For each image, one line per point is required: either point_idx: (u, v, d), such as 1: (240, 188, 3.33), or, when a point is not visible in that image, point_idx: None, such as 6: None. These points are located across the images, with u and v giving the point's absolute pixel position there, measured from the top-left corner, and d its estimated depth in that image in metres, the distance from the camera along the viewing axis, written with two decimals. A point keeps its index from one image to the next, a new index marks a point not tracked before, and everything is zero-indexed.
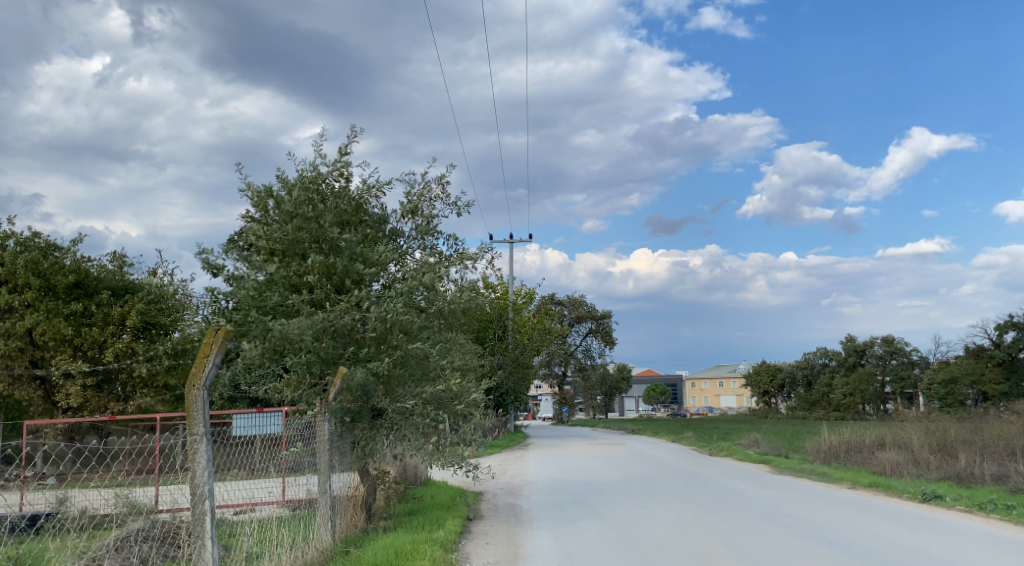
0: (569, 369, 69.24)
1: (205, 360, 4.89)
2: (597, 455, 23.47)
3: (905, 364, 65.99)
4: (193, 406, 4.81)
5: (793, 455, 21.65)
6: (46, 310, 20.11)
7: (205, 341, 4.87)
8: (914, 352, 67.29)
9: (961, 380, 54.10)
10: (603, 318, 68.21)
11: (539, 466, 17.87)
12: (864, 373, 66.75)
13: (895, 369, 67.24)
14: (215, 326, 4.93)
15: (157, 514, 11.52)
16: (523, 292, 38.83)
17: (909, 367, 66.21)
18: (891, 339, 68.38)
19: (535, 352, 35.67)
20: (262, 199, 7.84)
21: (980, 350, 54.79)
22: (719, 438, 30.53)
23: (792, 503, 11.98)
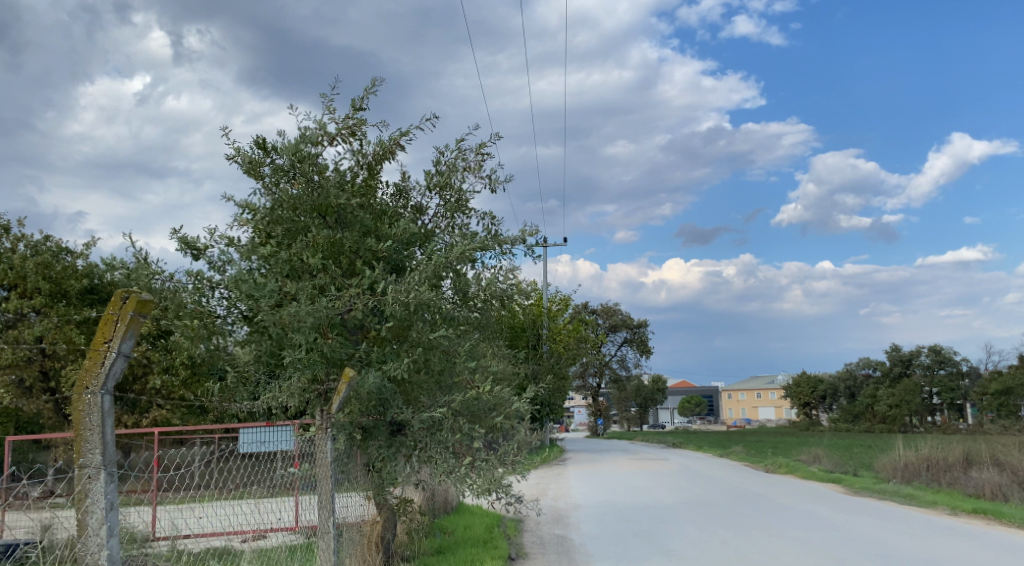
0: (604, 380, 67.41)
1: (105, 352, 3.76)
2: (641, 472, 21.71)
3: (955, 375, 63.76)
4: (82, 412, 3.70)
5: (862, 473, 19.79)
6: (58, 316, 18.95)
7: (106, 317, 3.76)
8: (962, 363, 65.09)
9: (1015, 391, 52.63)
10: (639, 327, 66.50)
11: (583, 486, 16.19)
12: (911, 384, 64.42)
13: (943, 380, 64.98)
14: (123, 295, 3.79)
15: (156, 543, 10.27)
16: (558, 299, 37.25)
17: (959, 378, 63.89)
18: (940, 348, 65.91)
19: (570, 361, 34.03)
20: (254, 164, 6.24)
21: None
22: (770, 453, 28.66)
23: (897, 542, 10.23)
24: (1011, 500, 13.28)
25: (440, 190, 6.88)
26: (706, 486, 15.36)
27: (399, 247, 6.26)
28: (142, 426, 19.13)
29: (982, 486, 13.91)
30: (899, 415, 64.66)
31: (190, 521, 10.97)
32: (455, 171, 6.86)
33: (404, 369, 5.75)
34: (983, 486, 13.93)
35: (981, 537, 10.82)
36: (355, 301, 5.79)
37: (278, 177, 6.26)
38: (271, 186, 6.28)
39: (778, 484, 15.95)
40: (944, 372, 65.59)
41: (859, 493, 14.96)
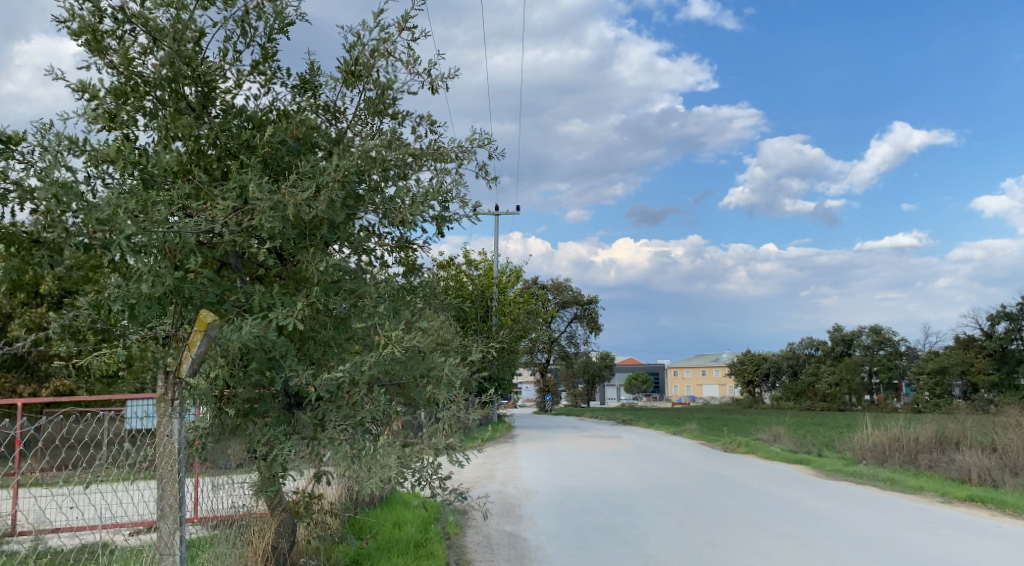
0: (552, 356, 66.36)
1: None
2: (596, 451, 20.31)
3: (894, 354, 64.54)
4: None
5: (827, 454, 18.75)
6: None
7: None
8: (902, 342, 65.89)
9: (950, 370, 53.50)
10: (590, 303, 65.57)
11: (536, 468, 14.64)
12: (853, 363, 64.95)
13: (883, 359, 65.75)
14: None
15: (14, 540, 8.35)
16: (509, 271, 35.73)
17: (898, 357, 64.70)
18: (880, 328, 66.56)
19: (520, 335, 32.59)
20: (89, 26, 4.39)
21: (970, 340, 53.71)
22: (725, 431, 27.68)
23: (896, 542, 8.91)
24: (1001, 486, 12.18)
25: (357, 83, 5.16)
26: (671, 469, 13.92)
27: (294, 151, 4.50)
28: (41, 398, 16.96)
29: (968, 470, 12.80)
30: (840, 393, 65.23)
31: (63, 512, 9.04)
32: (377, 58, 5.15)
33: (297, 314, 4.04)
34: (969, 470, 12.83)
35: (985, 530, 9.56)
36: (224, 217, 4.04)
37: (124, 48, 4.44)
38: (117, 61, 4.46)
39: (755, 469, 14.71)
40: (884, 351, 66.25)
41: (831, 477, 13.78)
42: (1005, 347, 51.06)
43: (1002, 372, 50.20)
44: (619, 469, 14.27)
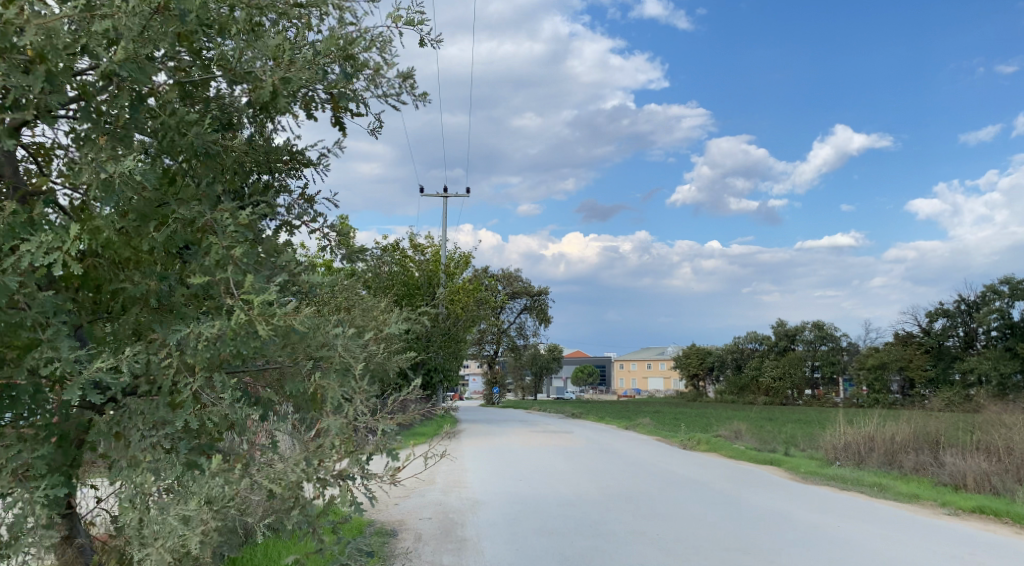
0: (501, 348, 65.11)
1: None
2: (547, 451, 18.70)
3: (835, 349, 65.02)
4: None
5: (793, 453, 17.53)
6: None
7: None
8: (843, 338, 66.49)
9: (889, 366, 53.80)
10: (539, 294, 64.20)
11: (483, 472, 12.92)
12: (796, 358, 65.08)
13: (824, 355, 66.19)
14: None
15: None
16: (457, 258, 34.05)
17: (839, 353, 65.16)
18: (822, 324, 66.93)
19: (469, 325, 30.92)
20: None
21: (908, 336, 54.10)
22: (679, 428, 26.55)
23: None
24: (1000, 494, 10.92)
25: None
26: (634, 474, 12.34)
27: None
28: None
29: (962, 475, 11.54)
30: (784, 388, 65.36)
31: None
32: None
33: (65, 247, 2.37)
34: (962, 474, 11.59)
35: (1007, 548, 8.17)
36: None
37: None
38: None
39: (735, 471, 13.36)
40: (827, 347, 66.60)
41: (809, 481, 12.41)
42: (941, 345, 51.62)
43: (939, 369, 50.63)
44: (583, 470, 12.83)
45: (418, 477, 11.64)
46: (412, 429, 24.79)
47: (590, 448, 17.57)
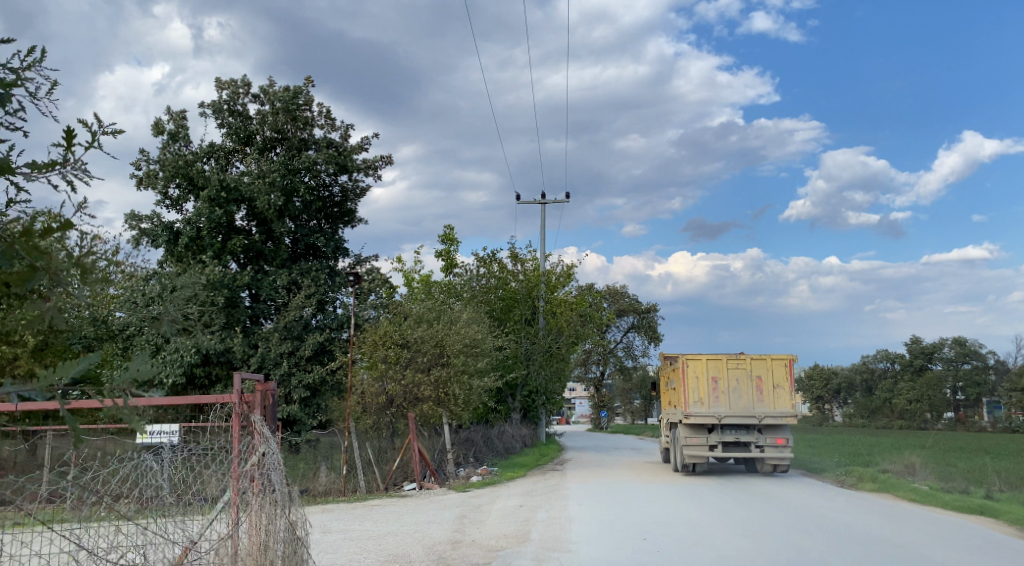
0: (608, 369, 61.84)
1: None
2: (673, 499, 15.46)
3: (980, 369, 57.90)
4: None
5: (1000, 498, 13.72)
6: None
7: None
8: (987, 356, 59.40)
9: None
10: (647, 311, 60.30)
11: (591, 537, 9.82)
12: (935, 378, 57.29)
13: (969, 374, 58.95)
14: None
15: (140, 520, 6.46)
16: (561, 270, 31.19)
17: (987, 372, 58.14)
18: (964, 339, 59.79)
19: (574, 341, 27.79)
20: None
21: None
22: (826, 465, 22.48)
23: None
24: None
25: None
26: (803, 558, 9.01)
27: None
28: (270, 303, 19.76)
29: None
30: (920, 412, 57.25)
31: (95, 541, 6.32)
32: None
33: None
34: None
35: None
36: None
37: None
38: None
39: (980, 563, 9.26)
40: (970, 366, 59.14)
41: None
42: None
43: None
44: (743, 547, 9.60)
45: (507, 556, 8.78)
46: (512, 460, 22.10)
47: (772, 507, 13.98)
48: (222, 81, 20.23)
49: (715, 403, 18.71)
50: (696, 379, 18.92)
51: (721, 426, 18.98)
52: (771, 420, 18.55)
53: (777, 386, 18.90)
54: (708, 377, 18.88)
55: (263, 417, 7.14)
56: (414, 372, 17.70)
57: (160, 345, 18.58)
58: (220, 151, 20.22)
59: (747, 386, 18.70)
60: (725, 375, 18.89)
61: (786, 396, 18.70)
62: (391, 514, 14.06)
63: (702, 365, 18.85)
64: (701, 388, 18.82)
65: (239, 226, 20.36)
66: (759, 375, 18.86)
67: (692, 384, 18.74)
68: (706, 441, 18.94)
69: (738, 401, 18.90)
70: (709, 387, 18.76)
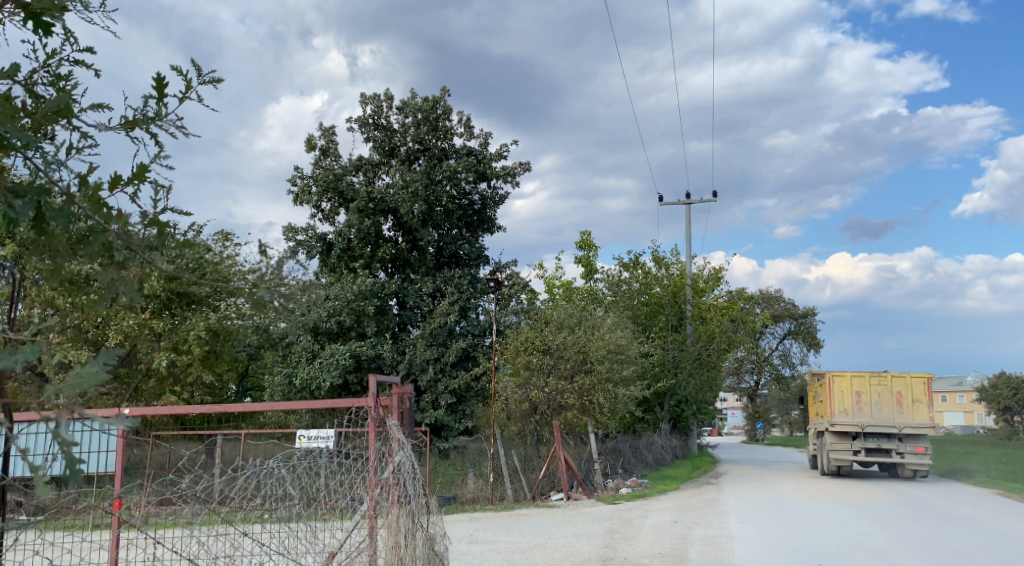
0: (763, 377, 58.97)
1: None
2: (843, 520, 14.09)
3: None
4: None
5: None
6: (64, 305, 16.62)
7: None
8: None
9: None
10: (804, 317, 57.02)
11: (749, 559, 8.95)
12: None
13: None
14: None
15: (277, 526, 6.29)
16: (710, 274, 29.83)
17: None
18: None
19: (724, 348, 26.40)
20: None
21: None
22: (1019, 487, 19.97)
23: None
24: None
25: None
26: None
27: None
28: (416, 310, 19.90)
29: None
30: None
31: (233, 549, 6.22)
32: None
33: None
34: None
35: None
36: None
37: None
38: None
39: None
40: None
41: None
42: None
43: None
44: None
45: None
46: (662, 471, 21.13)
47: (964, 541, 12.40)
48: (367, 95, 20.66)
49: (858, 415, 20.64)
50: (841, 392, 20.76)
51: (863, 434, 20.90)
52: (911, 430, 20.38)
53: (917, 401, 20.62)
54: (852, 391, 20.84)
55: (398, 421, 6.82)
56: (557, 380, 17.26)
57: (315, 353, 19.10)
58: (367, 164, 20.66)
59: (888, 398, 20.56)
60: (867, 390, 20.84)
61: (924, 409, 20.51)
62: (538, 525, 13.62)
63: (846, 381, 20.81)
64: (846, 400, 20.79)
65: (386, 236, 20.68)
66: (900, 391, 20.63)
67: (837, 397, 20.75)
68: (850, 447, 20.89)
69: (879, 414, 20.80)
70: (853, 400, 20.70)
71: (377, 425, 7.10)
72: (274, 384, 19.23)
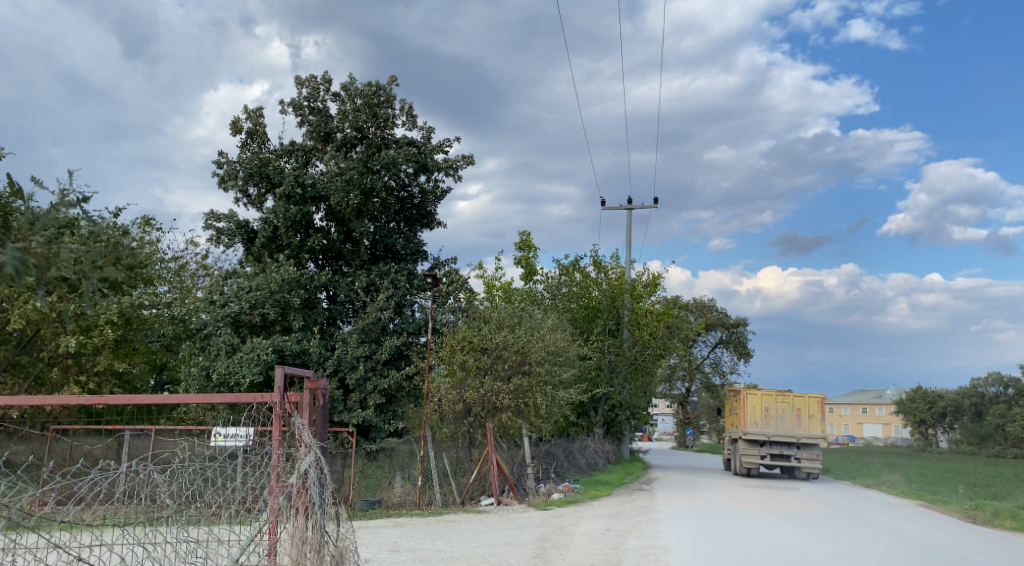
0: (694, 384, 59.61)
1: None
2: (779, 529, 13.87)
3: None
4: None
5: None
6: None
7: None
8: None
9: None
10: (736, 326, 57.77)
11: None
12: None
13: None
14: None
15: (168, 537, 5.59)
16: (649, 280, 29.68)
17: None
18: None
19: (661, 354, 26.22)
20: None
21: None
22: (944, 501, 20.16)
23: None
24: None
25: None
26: None
27: None
28: (348, 304, 19.07)
29: None
30: None
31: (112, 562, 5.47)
32: None
33: None
34: None
35: None
36: None
37: None
38: None
39: None
40: None
41: None
42: None
43: None
44: None
45: None
46: (595, 476, 20.75)
47: (898, 553, 12.25)
48: (303, 78, 19.75)
49: (765, 426, 23.61)
50: (750, 403, 23.86)
51: (769, 443, 23.78)
52: (808, 441, 23.32)
53: (812, 416, 23.63)
54: (762, 406, 23.64)
55: (308, 420, 6.12)
56: (494, 380, 16.67)
57: (236, 347, 18.12)
58: (300, 150, 19.75)
59: (790, 413, 23.61)
60: (774, 406, 23.77)
61: (820, 423, 23.48)
62: (466, 532, 13.00)
63: (757, 397, 23.62)
64: (755, 413, 23.64)
65: (318, 226, 19.80)
66: (800, 406, 23.68)
67: (748, 410, 23.61)
68: (758, 454, 23.53)
69: (783, 426, 23.80)
70: (761, 413, 23.63)
71: (284, 420, 6.38)
72: (190, 376, 18.19)
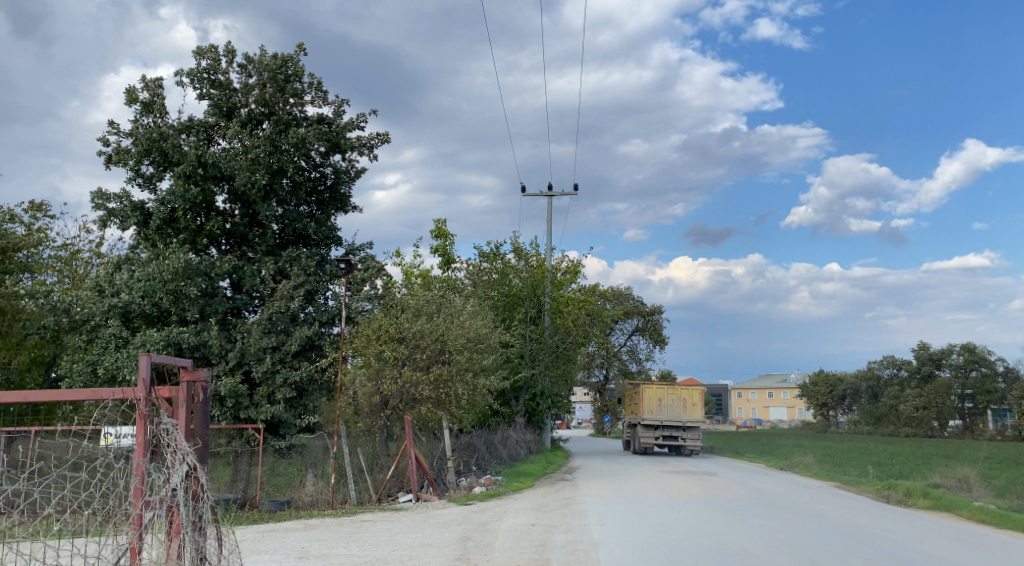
0: (611, 371, 59.95)
1: None
2: (708, 518, 13.53)
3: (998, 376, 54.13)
4: None
5: None
6: None
7: None
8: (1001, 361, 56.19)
9: None
10: (652, 313, 58.24)
11: None
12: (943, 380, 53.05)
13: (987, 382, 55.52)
14: None
15: None
16: (569, 267, 29.24)
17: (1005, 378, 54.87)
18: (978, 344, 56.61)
19: (582, 342, 25.80)
20: None
21: None
22: (860, 483, 20.37)
23: None
24: None
25: None
26: None
27: None
28: (254, 292, 17.79)
29: None
30: (927, 419, 52.93)
31: None
32: None
33: None
34: None
35: None
36: None
37: None
38: None
39: None
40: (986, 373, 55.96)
41: None
42: None
43: None
44: None
45: None
46: (516, 467, 20.15)
47: (826, 538, 12.01)
48: (202, 48, 18.28)
49: (661, 414, 24.22)
50: (643, 393, 24.42)
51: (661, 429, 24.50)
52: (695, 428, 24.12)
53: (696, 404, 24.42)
54: (655, 395, 24.21)
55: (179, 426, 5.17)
56: (412, 370, 15.83)
57: (127, 340, 16.68)
58: (200, 126, 18.30)
59: (678, 401, 24.31)
60: (666, 395, 24.33)
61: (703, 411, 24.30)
62: (383, 532, 12.15)
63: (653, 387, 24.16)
64: (649, 402, 24.20)
65: (220, 208, 18.44)
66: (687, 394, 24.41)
67: (645, 399, 24.10)
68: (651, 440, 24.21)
69: (674, 412, 24.43)
70: (658, 402, 24.18)
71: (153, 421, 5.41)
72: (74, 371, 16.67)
